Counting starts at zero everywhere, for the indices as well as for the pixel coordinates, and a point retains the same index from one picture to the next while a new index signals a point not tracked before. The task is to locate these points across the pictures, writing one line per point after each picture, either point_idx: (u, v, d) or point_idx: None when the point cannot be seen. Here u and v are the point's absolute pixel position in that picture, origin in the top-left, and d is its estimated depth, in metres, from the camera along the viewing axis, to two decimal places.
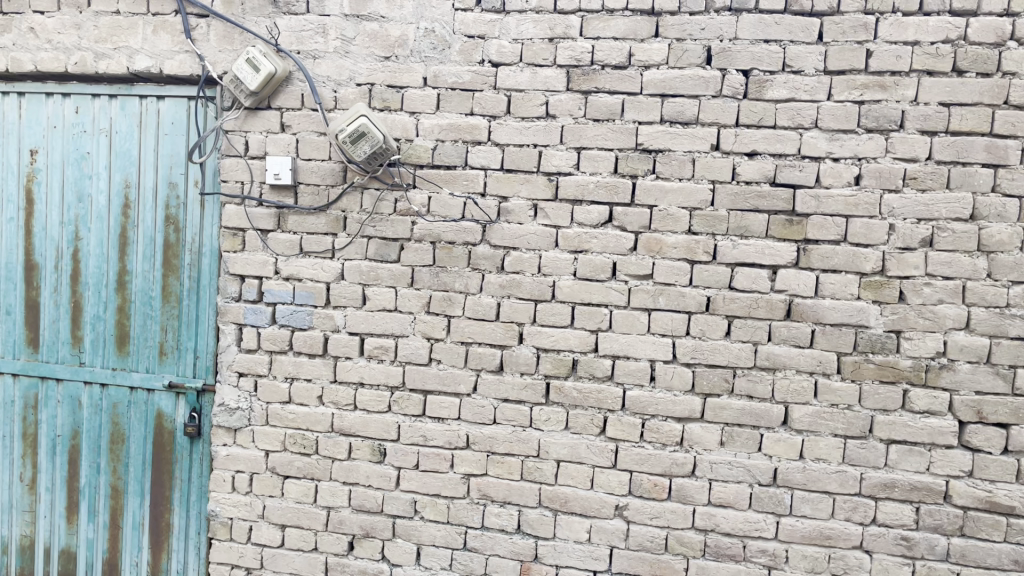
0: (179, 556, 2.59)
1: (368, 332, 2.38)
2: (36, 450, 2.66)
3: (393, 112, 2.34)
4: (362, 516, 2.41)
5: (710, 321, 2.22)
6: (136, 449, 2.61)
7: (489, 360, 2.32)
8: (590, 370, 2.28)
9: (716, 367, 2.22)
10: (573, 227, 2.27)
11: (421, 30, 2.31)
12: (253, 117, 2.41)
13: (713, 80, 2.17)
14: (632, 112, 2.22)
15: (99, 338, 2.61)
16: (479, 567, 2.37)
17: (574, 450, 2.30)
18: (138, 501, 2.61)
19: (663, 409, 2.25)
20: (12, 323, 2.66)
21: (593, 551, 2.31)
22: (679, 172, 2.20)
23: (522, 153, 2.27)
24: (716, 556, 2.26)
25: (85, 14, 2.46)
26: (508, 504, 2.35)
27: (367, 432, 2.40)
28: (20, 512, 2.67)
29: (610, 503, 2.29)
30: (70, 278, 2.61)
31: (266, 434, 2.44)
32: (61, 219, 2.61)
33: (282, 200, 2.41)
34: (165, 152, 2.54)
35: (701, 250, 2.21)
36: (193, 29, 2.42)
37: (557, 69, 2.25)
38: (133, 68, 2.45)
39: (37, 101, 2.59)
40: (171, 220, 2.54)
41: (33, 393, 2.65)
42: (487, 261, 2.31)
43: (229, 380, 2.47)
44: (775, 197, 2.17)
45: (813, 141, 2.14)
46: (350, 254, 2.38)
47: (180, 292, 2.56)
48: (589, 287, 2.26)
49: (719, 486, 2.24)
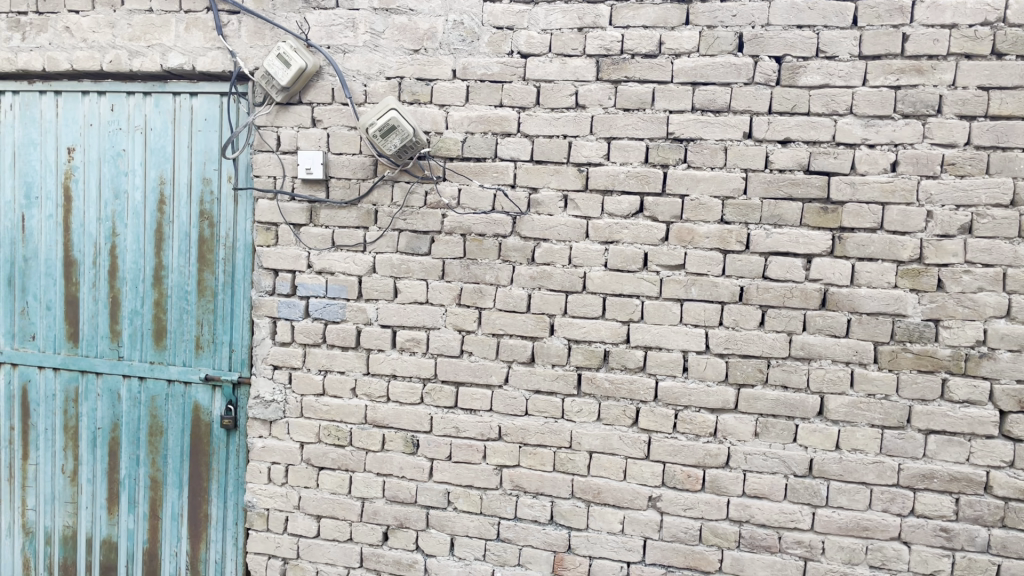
0: (217, 546, 2.64)
1: (400, 325, 2.40)
2: (77, 442, 2.72)
3: (422, 105, 2.34)
4: (396, 507, 2.44)
5: (743, 311, 2.19)
6: (174, 441, 2.65)
7: (521, 351, 2.33)
8: (621, 361, 2.27)
9: (750, 357, 2.20)
10: (604, 218, 2.25)
11: (450, 23, 2.31)
12: (285, 113, 2.43)
13: (745, 67, 2.15)
14: (663, 101, 2.20)
15: (137, 332, 2.66)
16: (512, 558, 2.38)
17: (607, 441, 2.29)
18: (177, 492, 2.66)
19: (696, 400, 2.24)
20: (52, 318, 2.71)
21: (627, 541, 2.31)
22: (711, 160, 2.18)
23: (551, 143, 2.27)
24: (750, 548, 2.24)
25: (119, 13, 2.50)
26: (541, 495, 2.35)
27: (399, 423, 2.41)
28: (62, 503, 2.74)
29: (643, 494, 2.29)
30: (107, 273, 2.66)
31: (300, 426, 2.47)
32: (98, 215, 2.65)
33: (314, 195, 2.42)
34: (199, 148, 2.57)
35: (734, 239, 2.18)
36: (224, 25, 2.44)
37: (586, 59, 2.23)
38: (166, 66, 2.48)
39: (73, 99, 2.64)
40: (205, 215, 2.58)
41: (73, 387, 2.71)
42: (517, 253, 2.31)
43: (264, 373, 2.50)
44: (809, 185, 2.13)
45: (848, 128, 2.11)
46: (380, 247, 2.39)
47: (215, 286, 2.59)
48: (621, 277, 2.25)
49: (754, 478, 2.22)
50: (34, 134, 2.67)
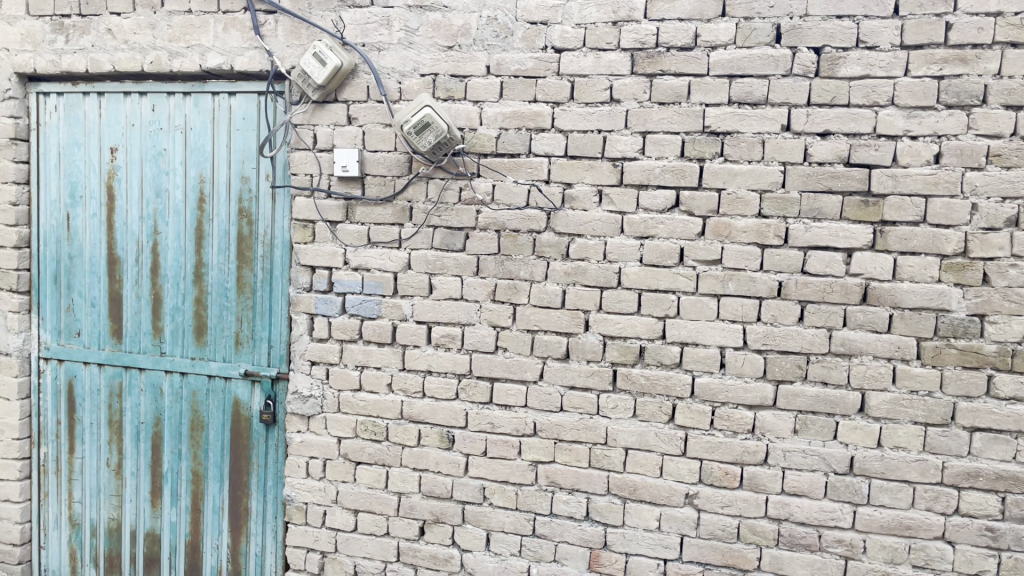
0: (257, 539, 2.68)
1: (435, 321, 2.41)
2: (121, 436, 2.78)
3: (456, 102, 2.35)
4: (432, 502, 2.45)
5: (782, 306, 2.16)
6: (215, 435, 2.69)
7: (556, 347, 2.32)
8: (657, 357, 2.26)
9: (789, 353, 2.17)
10: (639, 213, 2.24)
11: (484, 19, 2.31)
12: (321, 111, 2.45)
13: (783, 59, 2.12)
14: (699, 95, 2.17)
15: (179, 328, 2.70)
16: (548, 553, 2.38)
17: (643, 438, 2.28)
18: (218, 485, 2.70)
19: (734, 397, 2.21)
20: (97, 315, 2.78)
21: (663, 539, 2.29)
22: (748, 154, 2.15)
23: (586, 138, 2.26)
24: (790, 546, 2.21)
25: (159, 14, 2.54)
26: (576, 491, 2.35)
27: (435, 419, 2.43)
28: (107, 496, 2.80)
29: (680, 491, 2.27)
30: (149, 270, 2.71)
31: (338, 421, 2.50)
32: (140, 214, 2.70)
33: (350, 192, 2.45)
34: (238, 147, 2.60)
35: (772, 233, 2.15)
36: (262, 25, 2.47)
37: (621, 53, 2.22)
38: (204, 66, 2.52)
39: (115, 100, 2.69)
40: (244, 213, 2.61)
41: (117, 382, 2.77)
42: (552, 248, 2.31)
43: (302, 368, 2.52)
44: (849, 178, 2.10)
45: (889, 119, 2.07)
46: (415, 244, 2.41)
47: (254, 283, 2.62)
48: (656, 273, 2.23)
49: (793, 476, 2.19)
50: (78, 135, 2.73)
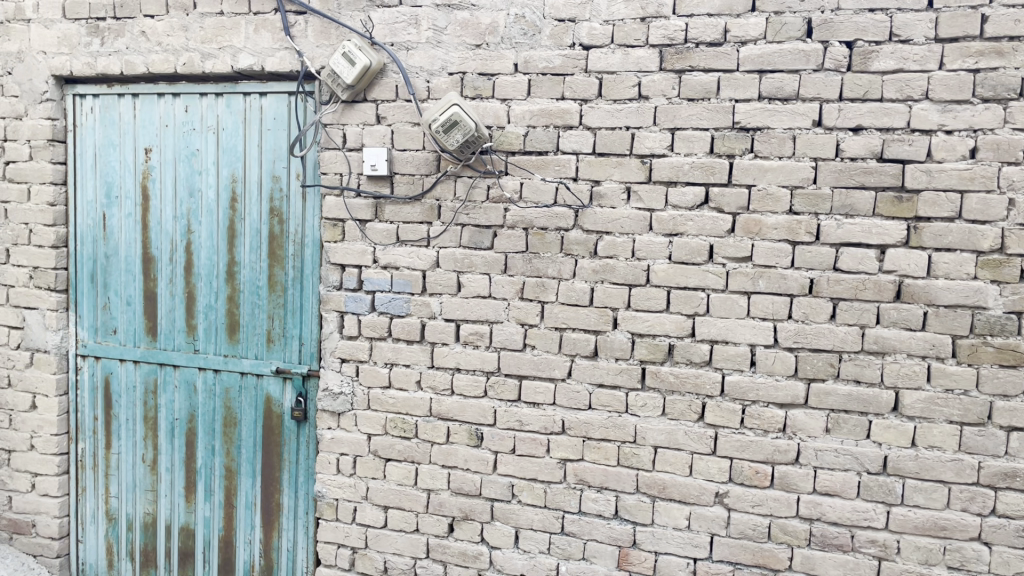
0: (289, 534, 2.71)
1: (463, 319, 2.42)
2: (156, 433, 2.83)
3: (484, 100, 2.35)
4: (461, 499, 2.46)
5: (813, 304, 2.14)
6: (247, 431, 2.73)
7: (584, 345, 2.32)
8: (687, 355, 2.24)
9: (821, 351, 2.15)
10: (668, 210, 2.23)
11: (511, 16, 2.31)
12: (350, 111, 2.47)
13: (815, 54, 2.09)
14: (729, 90, 2.16)
15: (212, 326, 2.74)
16: (577, 551, 2.37)
17: (672, 436, 2.27)
18: (250, 481, 2.73)
19: (764, 395, 2.20)
20: (132, 313, 2.82)
21: (693, 538, 2.28)
22: (778, 150, 2.13)
23: (614, 136, 2.25)
24: (821, 546, 2.19)
25: (191, 16, 2.58)
26: (605, 490, 2.34)
27: (463, 416, 2.43)
28: (143, 491, 2.85)
29: (710, 490, 2.26)
30: (183, 269, 2.75)
31: (367, 418, 2.52)
32: (173, 213, 2.74)
33: (379, 190, 2.46)
34: (269, 147, 2.62)
35: (803, 230, 2.13)
36: (292, 26, 2.49)
37: (649, 49, 2.21)
38: (236, 66, 2.55)
39: (149, 101, 2.73)
40: (276, 212, 2.63)
41: (152, 379, 2.82)
42: (580, 246, 2.30)
43: (332, 366, 2.55)
44: (882, 173, 2.07)
45: (923, 114, 2.03)
46: (444, 242, 2.42)
47: (285, 281, 2.65)
48: (686, 270, 2.22)
49: (825, 475, 2.17)
50: (113, 136, 2.78)
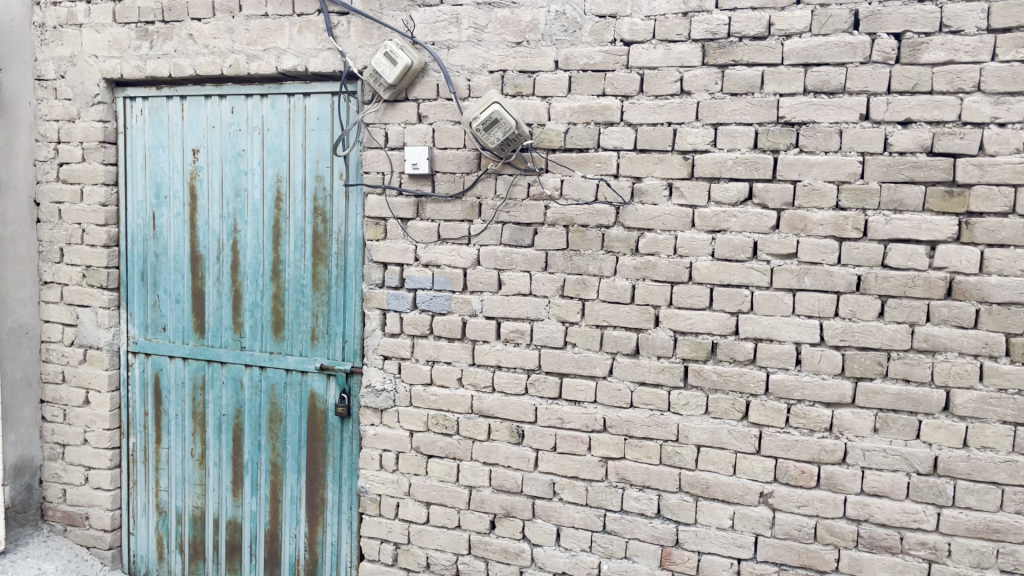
0: (333, 529, 2.74)
1: (504, 316, 2.42)
2: (204, 428, 2.89)
3: (525, 97, 2.35)
4: (502, 496, 2.47)
5: (860, 301, 2.10)
6: (292, 427, 2.77)
7: (626, 343, 2.31)
8: (730, 353, 2.22)
9: (868, 349, 2.11)
10: (711, 206, 2.20)
11: (552, 13, 2.31)
12: (392, 110, 2.49)
13: (862, 46, 2.05)
14: (773, 85, 2.13)
15: (258, 323, 2.78)
16: (619, 550, 2.37)
17: (715, 435, 2.25)
18: (296, 476, 2.77)
19: (810, 394, 2.16)
20: (181, 310, 2.88)
21: (737, 538, 2.26)
22: (825, 144, 2.10)
23: (656, 132, 2.23)
24: (869, 548, 2.15)
25: (237, 19, 2.62)
26: (647, 488, 2.33)
27: (505, 413, 2.44)
28: (191, 485, 2.92)
29: (754, 490, 2.23)
30: (230, 268, 2.80)
31: (409, 414, 2.54)
32: (220, 213, 2.79)
33: (420, 189, 2.48)
34: (313, 147, 2.66)
35: (850, 226, 2.09)
36: (334, 27, 2.52)
37: (691, 44, 2.19)
38: (280, 67, 2.59)
39: (197, 103, 2.78)
40: (319, 211, 2.67)
41: (201, 375, 2.88)
42: (621, 243, 2.29)
43: (375, 363, 2.57)
44: (932, 167, 2.02)
45: (975, 106, 1.98)
46: (485, 239, 2.42)
47: (328, 279, 2.68)
48: (729, 267, 2.19)
49: (873, 475, 2.13)
50: (162, 137, 2.84)
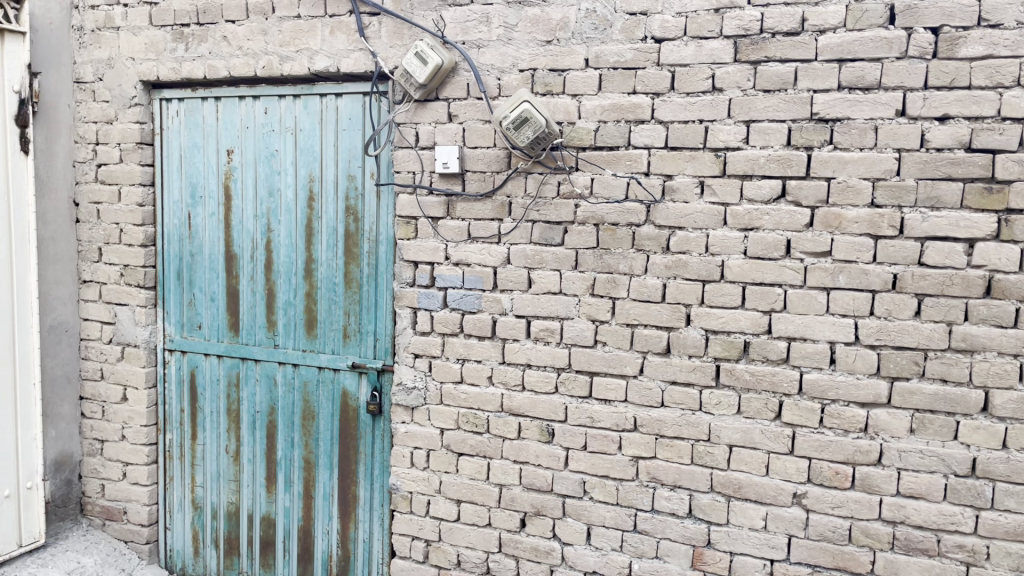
0: (365, 526, 2.76)
1: (535, 315, 2.42)
2: (239, 425, 2.93)
3: (555, 96, 2.35)
4: (533, 495, 2.47)
5: (897, 300, 2.07)
6: (325, 425, 2.80)
7: (657, 342, 2.29)
8: (763, 352, 2.20)
9: (904, 349, 2.07)
10: (743, 204, 2.18)
11: (582, 11, 2.30)
12: (423, 109, 2.50)
13: (897, 41, 2.02)
14: (807, 81, 2.10)
15: (291, 321, 2.81)
16: (650, 549, 2.36)
17: (748, 435, 2.23)
18: (328, 473, 2.80)
19: (844, 394, 2.13)
20: (216, 309, 2.93)
21: (770, 539, 2.23)
22: (859, 141, 2.07)
23: (687, 129, 2.22)
24: (905, 551, 2.12)
25: (270, 20, 2.65)
26: (679, 488, 2.31)
27: (535, 412, 2.44)
28: (226, 481, 2.96)
29: (788, 491, 2.21)
30: (264, 267, 2.83)
31: (440, 412, 2.55)
32: (255, 212, 2.83)
33: (451, 188, 2.49)
34: (345, 146, 2.68)
35: (886, 224, 2.06)
36: (366, 27, 2.54)
37: (723, 40, 2.17)
38: (313, 68, 2.61)
39: (231, 104, 2.82)
40: (351, 210, 2.69)
41: (235, 372, 2.92)
42: (652, 242, 2.28)
43: (406, 361, 2.59)
44: (970, 163, 1.98)
45: (1015, 101, 1.94)
46: (515, 238, 2.43)
47: (360, 278, 2.70)
48: (762, 265, 2.17)
49: (910, 477, 2.09)
50: (197, 138, 2.89)
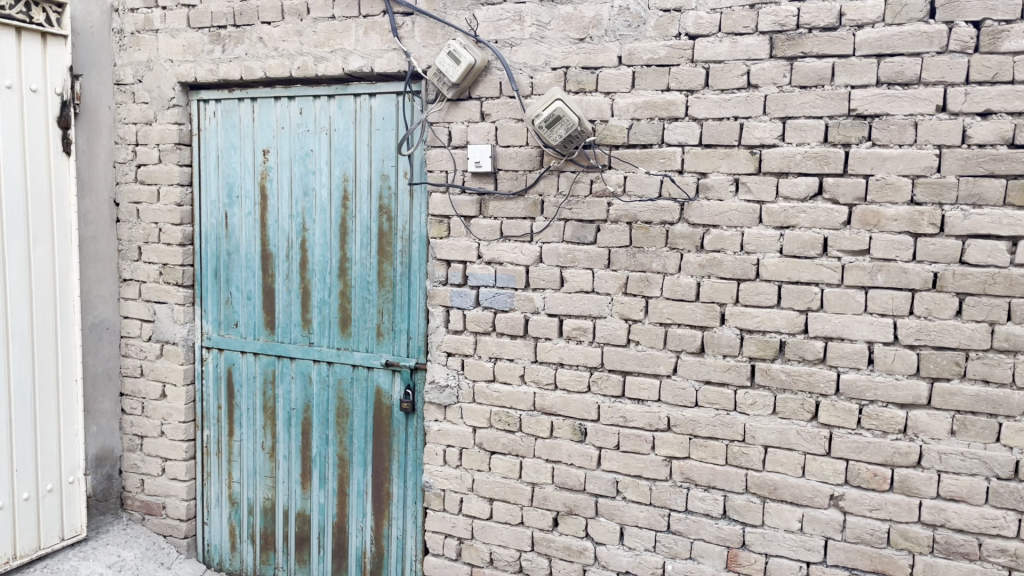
0: (399, 523, 2.78)
1: (567, 314, 2.42)
2: (274, 422, 2.96)
3: (588, 94, 2.34)
4: (565, 494, 2.47)
5: (937, 299, 2.03)
6: (359, 422, 2.82)
7: (691, 342, 2.28)
8: (799, 352, 2.17)
9: (945, 349, 2.03)
10: (779, 202, 2.16)
11: (615, 9, 2.29)
12: (455, 108, 2.51)
13: (938, 35, 1.98)
14: (844, 76, 2.07)
15: (326, 320, 2.84)
16: (684, 550, 2.34)
17: (783, 436, 2.20)
18: (362, 470, 2.82)
19: (883, 395, 2.10)
20: (252, 307, 2.96)
21: (806, 541, 2.21)
22: (899, 137, 2.03)
23: (722, 126, 2.20)
24: (945, 554, 2.08)
25: (305, 21, 2.68)
26: (713, 489, 2.30)
27: (567, 411, 2.44)
28: (262, 477, 3.00)
29: (824, 492, 2.18)
30: (299, 265, 2.86)
31: (473, 411, 2.56)
32: (290, 211, 2.86)
33: (483, 187, 2.49)
34: (379, 146, 2.69)
35: (926, 221, 2.02)
36: (399, 27, 2.55)
37: (759, 36, 2.14)
38: (347, 68, 2.63)
39: (267, 104, 2.85)
40: (385, 209, 2.70)
41: (271, 370, 2.95)
42: (686, 240, 2.26)
43: (439, 359, 2.60)
44: (1014, 160, 1.94)
45: None
46: (547, 237, 2.42)
47: (394, 277, 2.71)
48: (798, 264, 2.14)
49: (950, 479, 2.05)
50: (234, 139, 2.93)
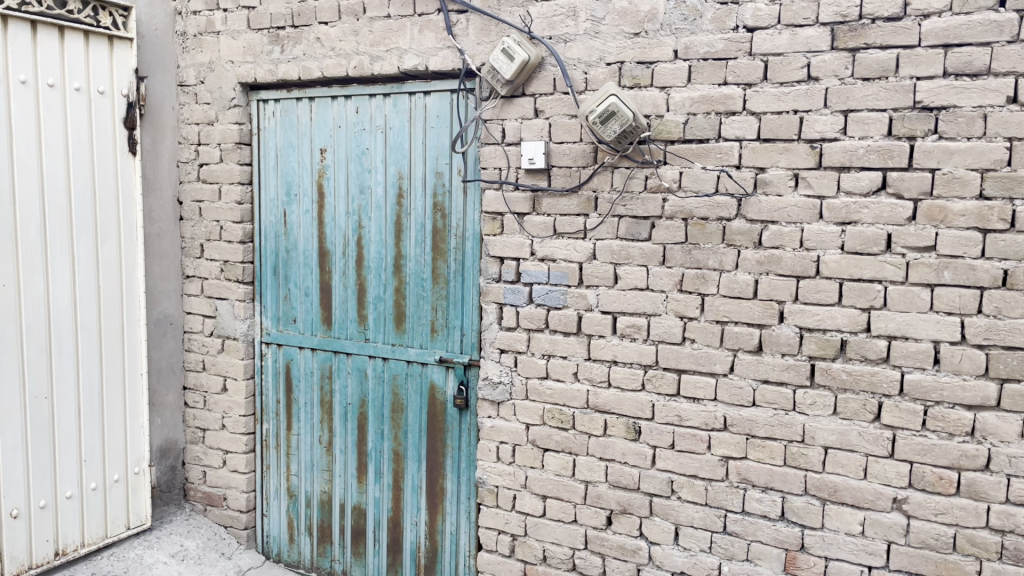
0: (452, 518, 2.80)
1: (621, 311, 2.40)
2: (331, 416, 3.01)
3: (643, 89, 2.32)
4: (619, 492, 2.45)
5: (1007, 297, 1.96)
6: (413, 418, 2.85)
7: (748, 340, 2.24)
8: (861, 351, 2.11)
9: (1016, 349, 1.96)
10: (840, 197, 2.11)
11: (671, 2, 2.26)
12: (509, 105, 2.51)
13: (1009, 24, 1.91)
14: (909, 67, 2.01)
15: (381, 316, 2.87)
16: (740, 552, 2.30)
17: (844, 437, 2.15)
18: (416, 465, 2.85)
19: (949, 396, 2.03)
20: (310, 303, 3.02)
21: (868, 545, 2.15)
22: (967, 130, 1.96)
23: (781, 120, 2.15)
24: (1015, 561, 2.01)
25: (361, 21, 2.71)
26: (770, 490, 2.26)
27: (621, 409, 2.42)
28: (320, 470, 3.05)
29: (887, 495, 2.12)
30: (355, 262, 2.90)
31: (526, 408, 2.56)
32: (346, 209, 2.90)
33: (537, 183, 2.49)
34: (433, 144, 2.71)
35: (996, 217, 1.95)
36: (454, 25, 2.56)
37: (820, 27, 2.09)
38: (402, 67, 2.66)
39: (325, 104, 2.90)
40: (439, 206, 2.72)
41: (328, 365, 3.00)
42: (743, 236, 2.22)
43: (492, 356, 2.61)
44: None
45: None
46: (601, 234, 2.41)
47: (448, 274, 2.73)
48: (860, 261, 2.09)
49: (1020, 484, 1.98)
50: (292, 138, 2.98)
